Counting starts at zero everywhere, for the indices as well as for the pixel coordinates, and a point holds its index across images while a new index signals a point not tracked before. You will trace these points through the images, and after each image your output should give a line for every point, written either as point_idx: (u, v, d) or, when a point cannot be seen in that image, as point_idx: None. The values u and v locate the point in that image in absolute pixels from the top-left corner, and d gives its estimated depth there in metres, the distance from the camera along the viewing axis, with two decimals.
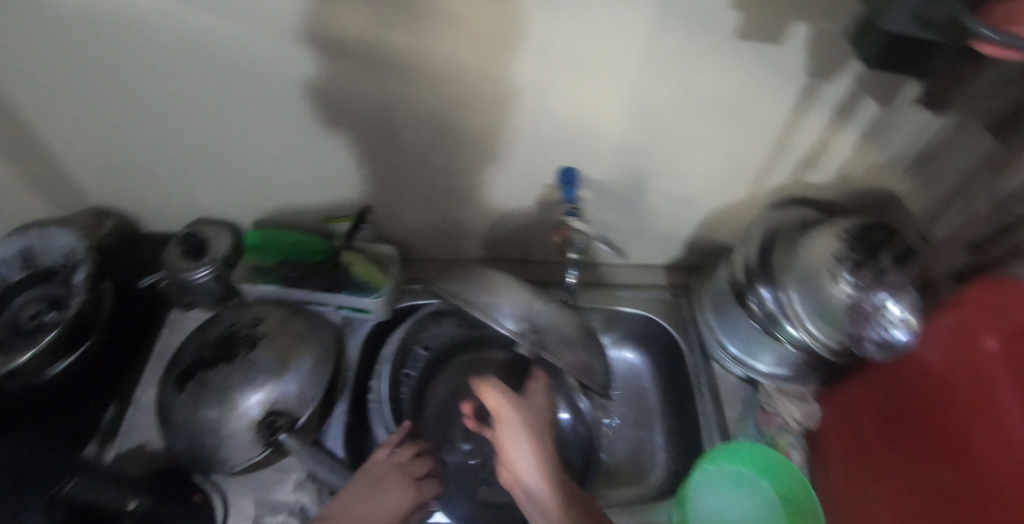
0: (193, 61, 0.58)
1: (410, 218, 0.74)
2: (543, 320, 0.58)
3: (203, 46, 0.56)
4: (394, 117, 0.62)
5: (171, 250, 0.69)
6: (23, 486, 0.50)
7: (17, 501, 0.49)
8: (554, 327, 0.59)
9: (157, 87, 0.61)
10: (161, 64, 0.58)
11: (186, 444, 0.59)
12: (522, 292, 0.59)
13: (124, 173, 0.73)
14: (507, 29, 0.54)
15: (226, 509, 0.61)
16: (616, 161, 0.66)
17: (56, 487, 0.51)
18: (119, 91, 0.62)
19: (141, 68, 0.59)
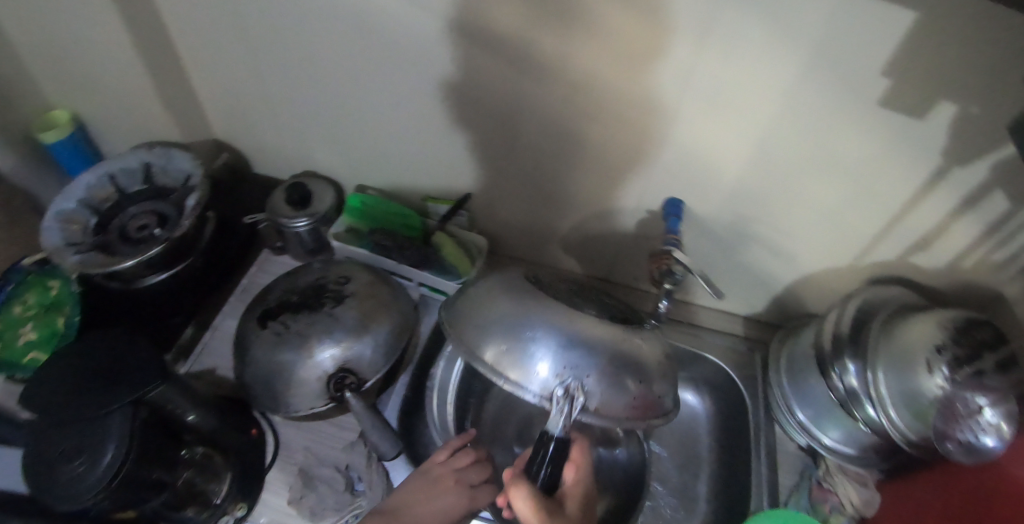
0: (341, 21, 0.61)
1: (506, 213, 0.76)
2: (579, 378, 0.44)
3: (352, 8, 0.59)
4: (516, 115, 0.64)
5: (278, 195, 0.71)
6: (115, 384, 0.50)
7: (105, 396, 0.49)
8: (601, 376, 0.45)
9: (303, 42, 0.65)
10: (314, 22, 0.62)
11: (255, 379, 0.61)
12: (550, 344, 0.45)
13: (252, 115, 0.78)
14: (646, 52, 0.54)
15: (277, 451, 0.64)
16: (724, 202, 0.66)
17: (142, 392, 0.50)
18: (265, 35, 0.66)
19: (294, 22, 0.63)
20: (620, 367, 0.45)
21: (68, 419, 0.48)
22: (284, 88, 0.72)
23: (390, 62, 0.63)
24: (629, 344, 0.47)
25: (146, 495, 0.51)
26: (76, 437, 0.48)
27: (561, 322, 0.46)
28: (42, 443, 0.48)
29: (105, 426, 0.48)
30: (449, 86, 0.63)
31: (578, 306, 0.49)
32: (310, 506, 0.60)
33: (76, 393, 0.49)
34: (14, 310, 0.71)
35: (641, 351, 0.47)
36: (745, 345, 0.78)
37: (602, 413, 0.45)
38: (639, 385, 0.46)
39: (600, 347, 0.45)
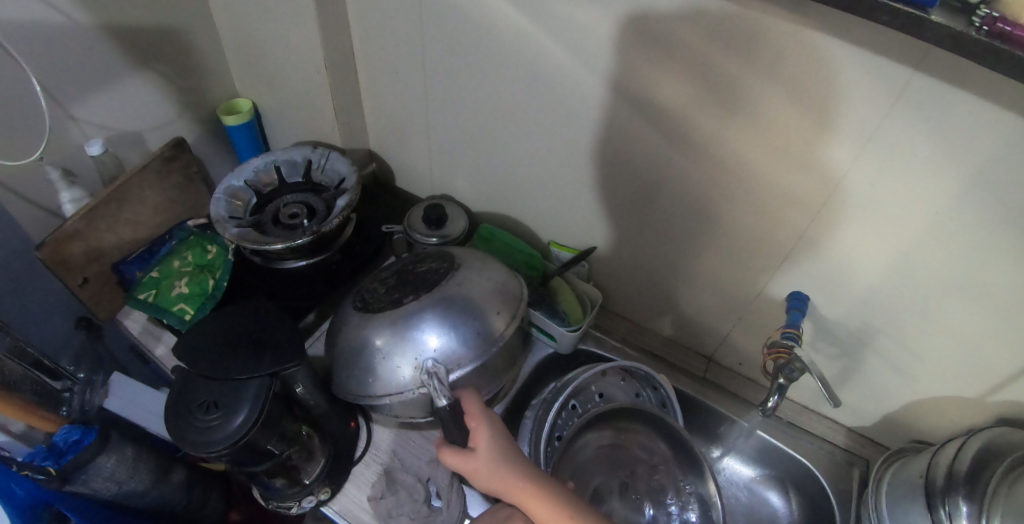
0: (504, 67, 0.67)
1: (623, 271, 0.79)
2: (422, 357, 0.57)
3: (516, 58, 0.66)
4: (656, 180, 0.66)
5: (417, 213, 0.77)
6: (264, 352, 0.53)
7: (253, 360, 0.52)
8: (429, 339, 0.57)
9: (472, 80, 0.72)
10: (487, 64, 0.69)
11: None
12: (383, 346, 0.58)
13: (408, 134, 0.86)
14: (800, 148, 0.54)
15: (367, 447, 0.68)
16: (854, 308, 0.64)
17: (284, 367, 0.53)
18: (433, 68, 0.74)
19: (470, 61, 0.70)
20: (444, 318, 0.58)
21: (212, 374, 0.51)
22: (444, 114, 0.79)
23: (548, 110, 0.68)
24: (448, 300, 0.59)
25: (257, 460, 0.54)
26: (217, 393, 0.51)
27: (394, 323, 0.59)
28: (184, 391, 0.51)
29: (244, 389, 0.51)
30: (597, 142, 0.68)
31: (399, 303, 0.61)
32: (387, 509, 0.63)
33: (229, 351, 0.53)
34: (174, 264, 0.82)
35: (453, 293, 0.60)
36: (844, 457, 0.75)
37: (459, 361, 0.58)
38: (478, 322, 0.60)
39: (430, 319, 0.58)
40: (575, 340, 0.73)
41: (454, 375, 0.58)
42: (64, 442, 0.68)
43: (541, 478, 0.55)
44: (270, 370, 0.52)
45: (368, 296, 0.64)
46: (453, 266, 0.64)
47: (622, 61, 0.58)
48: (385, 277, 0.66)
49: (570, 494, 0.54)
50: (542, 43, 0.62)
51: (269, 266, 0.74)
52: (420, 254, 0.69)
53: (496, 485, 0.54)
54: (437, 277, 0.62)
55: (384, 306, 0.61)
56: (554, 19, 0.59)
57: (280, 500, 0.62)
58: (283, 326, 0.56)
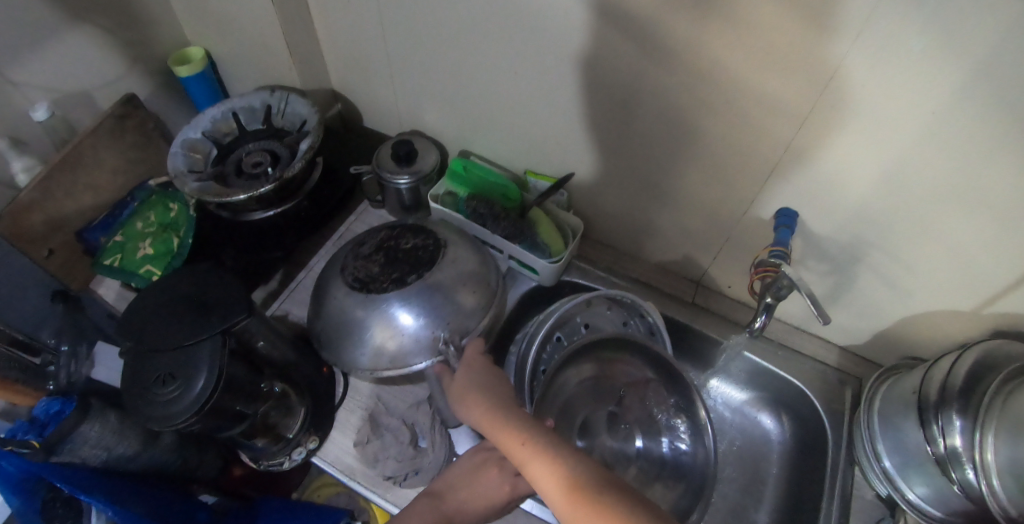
0: None
1: (607, 200, 0.76)
2: (437, 330, 0.61)
3: None
4: (635, 96, 0.62)
5: (385, 149, 0.73)
6: (207, 313, 0.50)
7: (197, 324, 0.49)
8: (442, 311, 0.61)
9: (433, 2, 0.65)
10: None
11: (326, 326, 0.63)
12: (392, 323, 0.60)
13: (371, 69, 0.80)
14: (788, 52, 0.50)
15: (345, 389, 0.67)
16: (845, 222, 0.61)
17: (231, 323, 0.50)
18: None
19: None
20: (446, 290, 0.62)
21: (161, 345, 0.49)
22: (407, 43, 0.73)
23: (519, 30, 0.62)
24: (448, 275, 0.62)
25: (231, 423, 0.53)
26: (171, 363, 0.48)
27: (399, 301, 0.61)
28: (138, 367, 0.49)
29: (197, 355, 0.48)
30: (574, 61, 0.62)
31: (402, 281, 0.62)
32: (373, 453, 0.62)
33: (172, 319, 0.50)
34: (137, 226, 0.79)
35: (450, 265, 0.63)
36: (837, 376, 0.74)
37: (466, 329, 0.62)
38: (472, 288, 0.63)
39: (437, 293, 0.61)
40: (558, 271, 0.69)
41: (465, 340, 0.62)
42: (45, 413, 0.66)
43: (515, 411, 0.50)
44: (220, 329, 0.49)
45: (362, 274, 0.63)
46: (439, 240, 0.66)
47: None
48: (370, 254, 0.65)
49: (537, 423, 0.48)
50: None
51: (236, 219, 0.71)
52: (395, 227, 0.68)
53: (474, 417, 0.52)
54: (430, 253, 0.64)
55: (386, 285, 0.62)
56: None
57: (270, 458, 0.61)
58: (223, 284, 0.52)
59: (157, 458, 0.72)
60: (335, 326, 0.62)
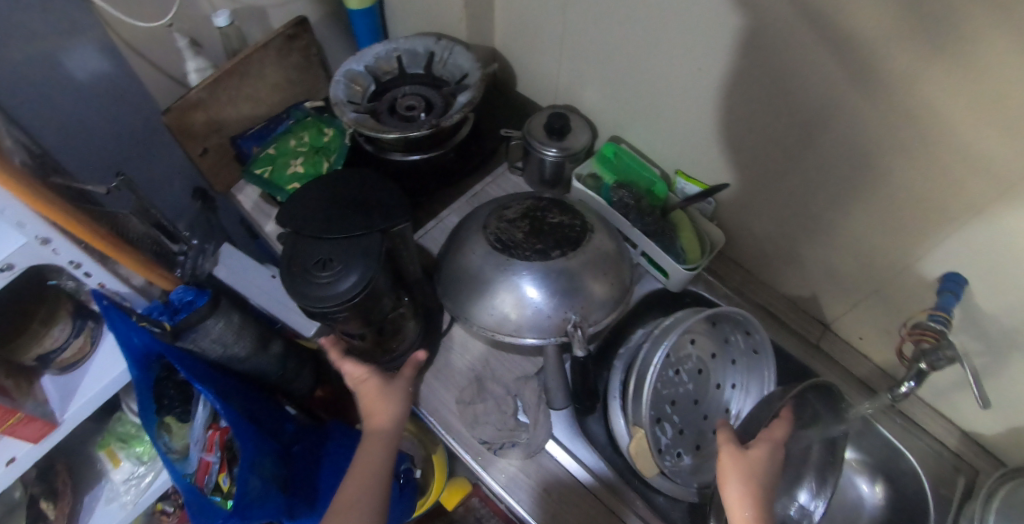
0: None
1: (753, 217, 0.73)
2: (568, 314, 0.60)
3: None
4: (817, 118, 0.58)
5: (539, 118, 0.72)
6: (370, 211, 0.55)
7: (362, 220, 0.54)
8: (574, 294, 0.60)
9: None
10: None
11: (457, 278, 0.64)
12: (522, 296, 0.60)
13: (543, 36, 0.78)
14: (1020, 114, 0.43)
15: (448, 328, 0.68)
16: (1022, 306, 0.55)
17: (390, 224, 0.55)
18: None
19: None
20: (582, 275, 0.61)
21: (325, 232, 0.53)
22: (590, 18, 0.70)
23: (720, 29, 0.59)
24: (587, 261, 0.61)
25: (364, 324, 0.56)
26: (332, 251, 0.53)
27: (534, 275, 0.60)
28: (302, 250, 0.53)
29: (356, 248, 0.53)
30: (769, 74, 0.58)
31: (545, 254, 0.61)
32: (474, 415, 0.63)
33: (337, 214, 0.55)
34: (290, 143, 0.81)
35: (591, 252, 0.62)
36: (953, 463, 0.69)
37: (591, 317, 0.61)
38: (604, 277, 0.62)
39: (574, 275, 0.60)
40: (689, 280, 0.67)
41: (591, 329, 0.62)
42: (179, 301, 0.68)
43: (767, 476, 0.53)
44: (381, 228, 0.54)
45: (504, 237, 0.63)
46: (584, 224, 0.64)
47: None
48: (513, 219, 0.65)
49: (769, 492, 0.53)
50: None
51: (381, 155, 0.72)
52: (544, 200, 0.67)
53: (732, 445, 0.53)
54: (574, 234, 0.63)
55: (527, 254, 0.61)
56: None
57: None
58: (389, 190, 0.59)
59: (264, 365, 0.76)
60: (461, 281, 0.64)
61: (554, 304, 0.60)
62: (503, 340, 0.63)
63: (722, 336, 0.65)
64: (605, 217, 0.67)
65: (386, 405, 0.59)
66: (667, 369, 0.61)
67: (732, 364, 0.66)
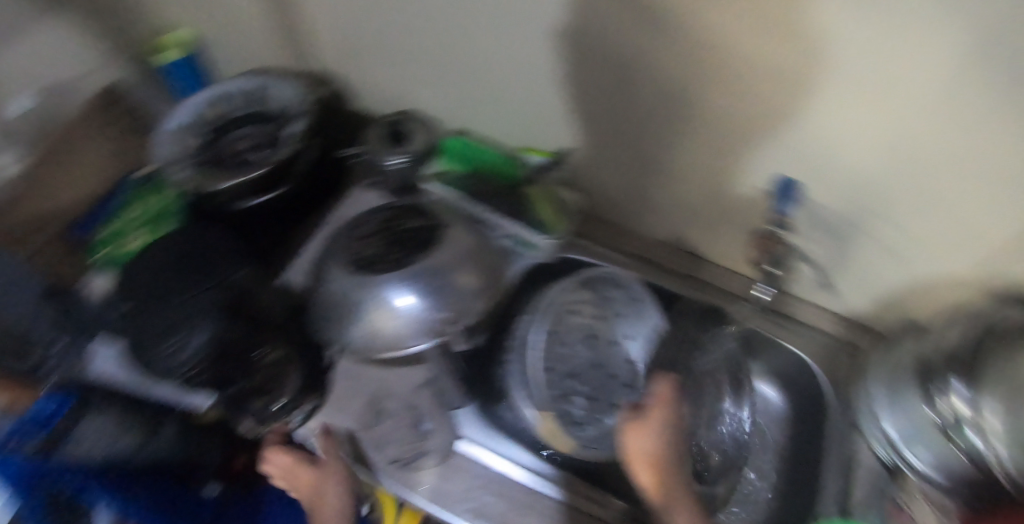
0: None
1: (601, 173, 0.74)
2: (435, 316, 0.60)
3: None
4: (622, 67, 0.60)
5: (374, 130, 0.72)
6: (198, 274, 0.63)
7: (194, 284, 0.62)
8: (438, 293, 0.61)
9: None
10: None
11: (325, 310, 0.63)
12: (389, 312, 0.60)
13: (359, 46, 0.77)
14: (784, 17, 0.46)
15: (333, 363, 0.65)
16: (845, 190, 0.60)
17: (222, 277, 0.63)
18: None
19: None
20: (442, 275, 0.61)
21: (157, 307, 0.61)
22: (400, 17, 0.69)
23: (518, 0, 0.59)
24: (443, 259, 0.62)
25: (225, 377, 0.60)
26: (173, 310, 0.60)
27: (396, 286, 0.60)
28: (145, 317, 0.61)
29: (196, 305, 0.60)
30: (571, 37, 0.60)
31: (402, 263, 0.61)
32: (377, 437, 0.63)
33: (170, 283, 0.62)
34: (125, 216, 0.77)
35: (447, 250, 0.62)
36: (840, 347, 0.74)
37: (460, 313, 0.61)
38: (465, 270, 0.63)
39: (438, 274, 0.61)
40: (556, 246, 0.70)
41: (463, 324, 0.62)
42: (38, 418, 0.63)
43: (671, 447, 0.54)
44: (214, 283, 0.63)
45: (360, 256, 0.63)
46: (435, 223, 0.65)
47: None
48: (367, 237, 0.64)
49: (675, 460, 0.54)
50: None
51: (224, 207, 0.69)
52: (395, 208, 0.67)
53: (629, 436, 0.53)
54: (425, 237, 0.64)
55: (385, 267, 0.61)
56: None
57: (269, 421, 0.64)
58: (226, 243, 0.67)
59: (159, 449, 0.74)
60: (330, 308, 0.62)
61: (421, 308, 0.60)
62: (386, 358, 0.63)
63: (600, 296, 0.68)
64: (461, 212, 0.68)
65: (330, 487, 0.66)
66: (556, 345, 0.65)
67: (619, 317, 0.68)
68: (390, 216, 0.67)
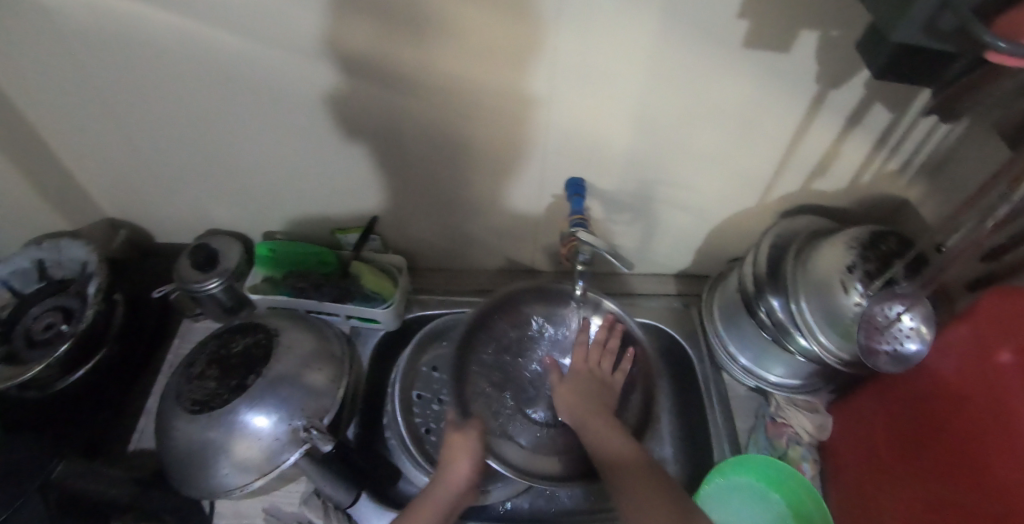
0: (209, 77, 0.59)
1: (416, 229, 0.76)
2: (299, 423, 0.60)
3: (214, 62, 0.57)
4: (402, 127, 0.63)
5: (182, 261, 0.70)
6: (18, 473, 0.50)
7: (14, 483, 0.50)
8: (290, 402, 0.60)
9: (183, 92, 0.61)
10: (195, 68, 0.58)
11: (178, 463, 0.59)
12: (247, 440, 0.58)
13: (136, 181, 0.73)
14: (519, 46, 0.55)
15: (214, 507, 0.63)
16: (625, 172, 0.68)
17: (46, 471, 0.52)
18: (135, 111, 0.63)
19: (173, 69, 0.58)
20: (288, 382, 0.61)
21: None
22: (168, 143, 0.67)
23: (285, 92, 0.60)
24: (285, 366, 0.62)
25: None
26: None
27: (249, 409, 0.59)
28: None
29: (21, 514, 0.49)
30: (347, 113, 0.62)
31: (243, 386, 0.60)
32: None
33: None
34: None
35: (285, 358, 0.62)
36: (680, 302, 0.82)
37: (321, 412, 0.61)
38: (310, 368, 0.63)
39: (282, 385, 0.61)
40: (397, 313, 0.72)
41: (327, 420, 0.61)
42: None
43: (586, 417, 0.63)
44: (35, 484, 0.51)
45: (200, 394, 0.61)
46: (269, 333, 0.65)
47: (332, 24, 0.53)
48: (202, 373, 0.62)
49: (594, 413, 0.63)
50: (246, 38, 0.55)
51: (49, 394, 0.63)
52: (221, 334, 0.66)
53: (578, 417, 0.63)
54: (261, 351, 0.63)
55: (226, 397, 0.60)
56: (238, 12, 0.53)
57: None
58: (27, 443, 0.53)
59: None
60: (179, 460, 0.59)
61: (279, 420, 0.59)
62: (259, 484, 0.60)
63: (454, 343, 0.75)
64: (295, 313, 0.68)
65: None
66: (427, 406, 0.71)
67: None
68: (220, 342, 0.65)
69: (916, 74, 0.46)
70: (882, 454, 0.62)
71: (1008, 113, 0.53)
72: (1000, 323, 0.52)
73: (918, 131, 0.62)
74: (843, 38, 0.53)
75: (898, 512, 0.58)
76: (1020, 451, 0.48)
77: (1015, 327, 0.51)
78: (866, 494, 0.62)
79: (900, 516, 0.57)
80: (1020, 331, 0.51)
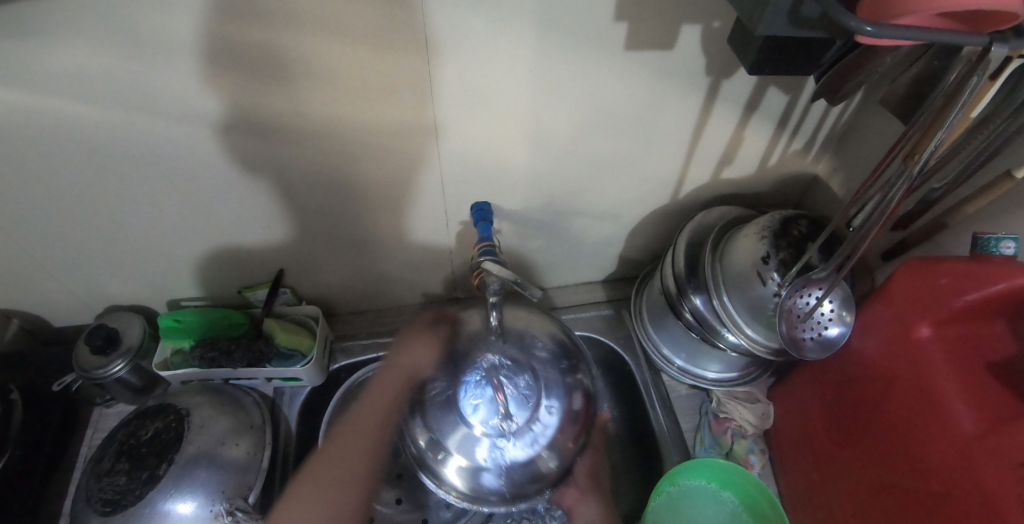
0: (55, 154, 0.53)
1: (330, 275, 0.73)
2: (222, 506, 0.56)
3: (55, 140, 0.52)
4: (287, 177, 0.59)
5: (79, 346, 0.66)
6: None
7: None
8: (208, 485, 0.57)
9: (33, 175, 0.55)
10: (47, 147, 0.53)
11: None
12: None
13: (13, 270, 0.67)
14: (390, 80, 0.51)
15: None
16: (532, 190, 0.66)
17: None
18: None
19: (14, 152, 0.52)
20: (206, 463, 0.58)
21: None
22: (40, 226, 0.62)
23: (154, 156, 0.55)
24: (199, 449, 0.58)
25: None
26: None
27: (164, 502, 0.55)
28: None
29: None
30: (224, 171, 0.58)
31: (156, 477, 0.57)
32: None
33: None
34: None
35: (201, 441, 0.59)
36: (611, 308, 0.81)
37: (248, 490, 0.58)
38: (226, 447, 0.59)
39: (199, 468, 0.57)
40: (319, 367, 0.70)
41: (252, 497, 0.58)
42: None
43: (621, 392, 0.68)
44: None
45: (110, 492, 0.57)
46: (180, 414, 0.61)
47: (180, 82, 0.49)
48: (110, 469, 0.58)
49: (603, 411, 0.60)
50: (84, 109, 0.50)
51: None
52: (130, 422, 0.62)
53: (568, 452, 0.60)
54: (173, 435, 0.59)
55: (139, 491, 0.56)
56: (67, 84, 0.47)
57: None
58: None
59: None
60: None
61: (199, 506, 0.55)
62: None
63: None
64: (209, 387, 0.65)
65: None
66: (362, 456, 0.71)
67: None
68: (128, 431, 0.61)
69: (791, 63, 0.44)
70: (824, 440, 0.61)
71: (896, 87, 0.52)
72: (916, 298, 0.51)
73: (815, 110, 0.61)
74: (724, 28, 0.51)
75: (844, 494, 0.58)
76: (947, 426, 0.48)
77: (932, 300, 0.50)
78: (813, 478, 0.62)
79: (846, 499, 0.57)
80: (935, 305, 0.50)
